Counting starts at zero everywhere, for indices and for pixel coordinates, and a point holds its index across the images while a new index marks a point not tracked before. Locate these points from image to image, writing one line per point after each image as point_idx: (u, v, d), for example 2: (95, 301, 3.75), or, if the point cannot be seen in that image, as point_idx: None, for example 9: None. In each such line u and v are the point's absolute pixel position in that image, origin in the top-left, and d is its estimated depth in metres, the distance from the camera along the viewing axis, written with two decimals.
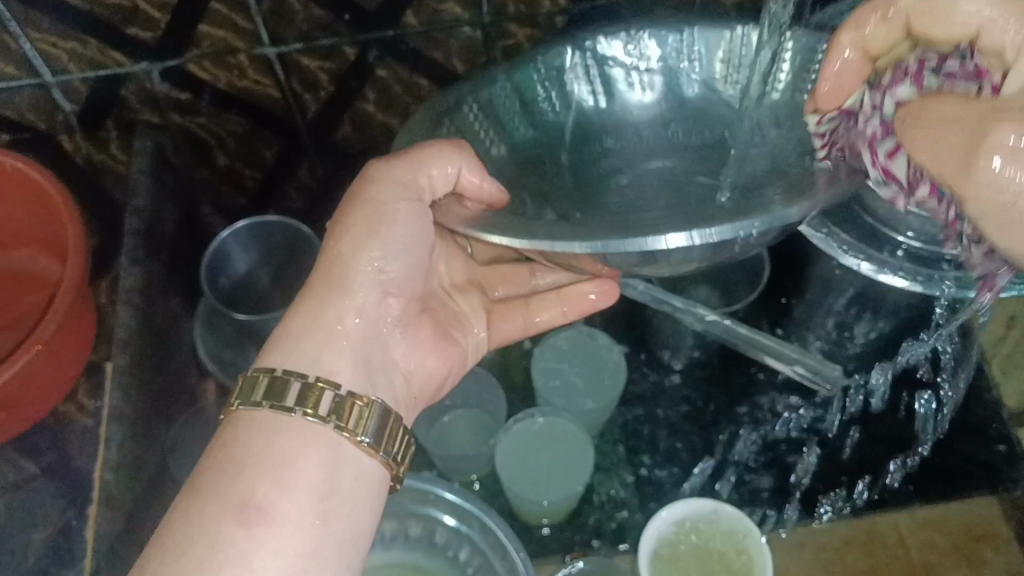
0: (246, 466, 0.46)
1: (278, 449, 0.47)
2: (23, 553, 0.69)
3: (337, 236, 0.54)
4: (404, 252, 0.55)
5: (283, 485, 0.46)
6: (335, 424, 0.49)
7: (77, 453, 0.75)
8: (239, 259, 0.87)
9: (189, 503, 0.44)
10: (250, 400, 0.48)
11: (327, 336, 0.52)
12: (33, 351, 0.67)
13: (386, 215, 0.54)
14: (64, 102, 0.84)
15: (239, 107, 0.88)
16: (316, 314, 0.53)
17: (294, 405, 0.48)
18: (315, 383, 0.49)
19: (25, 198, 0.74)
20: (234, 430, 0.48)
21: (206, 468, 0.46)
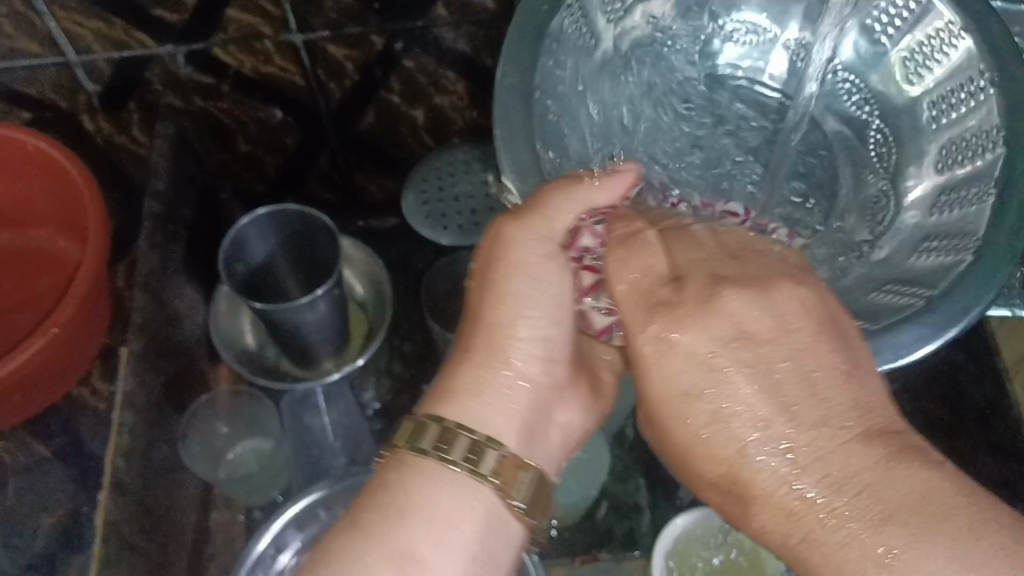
0: (409, 515, 0.43)
1: (446, 508, 0.44)
2: (32, 537, 0.69)
3: (490, 303, 0.48)
4: (551, 322, 0.49)
5: (444, 542, 0.43)
6: (495, 487, 0.45)
7: (90, 438, 0.74)
8: (257, 246, 0.85)
9: (343, 543, 0.42)
10: (417, 447, 0.44)
11: (495, 398, 0.47)
12: (49, 335, 0.66)
13: (519, 268, 0.48)
14: (86, 82, 0.83)
15: (262, 92, 0.87)
16: (484, 379, 0.47)
17: (460, 461, 0.44)
18: (484, 442, 0.45)
19: (47, 179, 0.74)
20: (400, 473, 0.44)
21: (373, 517, 0.43)
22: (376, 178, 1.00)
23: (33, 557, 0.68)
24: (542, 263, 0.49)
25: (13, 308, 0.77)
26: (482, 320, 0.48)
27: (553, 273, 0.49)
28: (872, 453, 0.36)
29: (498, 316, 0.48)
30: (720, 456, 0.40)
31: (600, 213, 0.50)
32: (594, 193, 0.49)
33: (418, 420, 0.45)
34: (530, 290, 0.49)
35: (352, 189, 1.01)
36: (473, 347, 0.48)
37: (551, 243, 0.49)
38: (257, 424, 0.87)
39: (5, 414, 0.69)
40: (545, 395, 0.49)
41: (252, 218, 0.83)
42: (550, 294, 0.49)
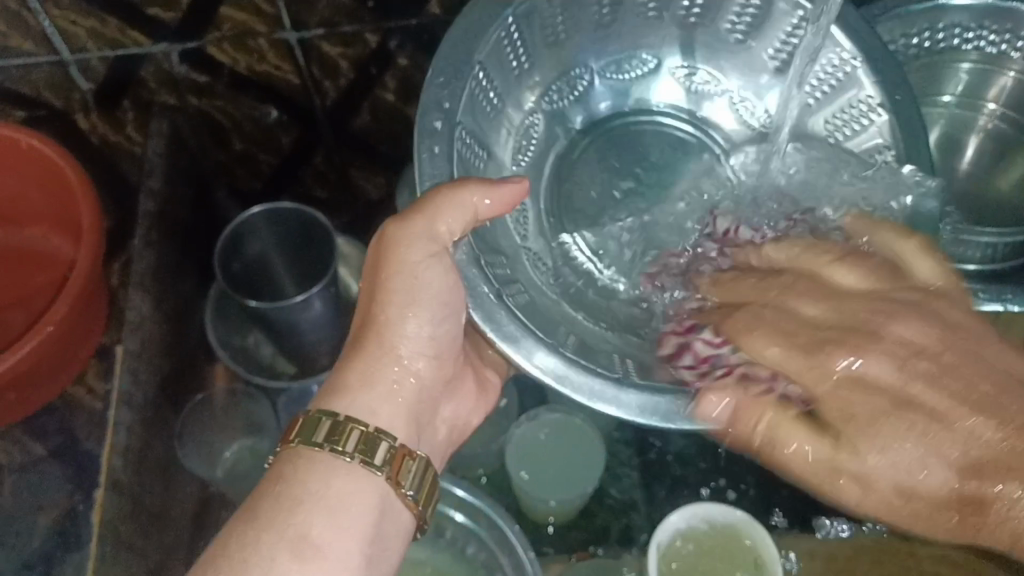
0: (300, 500, 0.46)
1: (333, 490, 0.47)
2: (28, 535, 0.69)
3: (381, 300, 0.54)
4: (444, 310, 0.56)
5: (339, 524, 0.46)
6: (385, 473, 0.49)
7: (85, 437, 0.74)
8: (253, 244, 0.85)
9: (246, 528, 0.44)
10: (309, 439, 0.48)
11: (386, 393, 0.53)
12: (44, 333, 0.66)
13: (410, 271, 0.54)
14: (81, 81, 0.83)
15: (257, 91, 0.87)
16: (370, 372, 0.53)
17: (351, 451, 0.49)
18: (372, 432, 0.50)
19: (43, 178, 0.74)
20: (294, 467, 0.48)
21: (259, 505, 0.45)
22: (370, 176, 1.00)
23: (28, 556, 0.68)
24: (425, 261, 0.54)
25: (7, 307, 0.77)
26: (366, 319, 0.55)
27: (434, 271, 0.54)
28: (901, 402, 0.47)
29: (385, 313, 0.54)
30: (879, 479, 0.47)
31: (483, 215, 0.54)
32: (475, 195, 0.53)
33: (309, 419, 0.50)
34: (410, 285, 0.54)
35: (348, 187, 1.01)
36: (363, 338, 0.54)
37: (438, 243, 0.54)
38: (253, 420, 0.87)
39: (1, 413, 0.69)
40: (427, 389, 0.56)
41: (246, 216, 0.82)
42: (428, 295, 0.55)
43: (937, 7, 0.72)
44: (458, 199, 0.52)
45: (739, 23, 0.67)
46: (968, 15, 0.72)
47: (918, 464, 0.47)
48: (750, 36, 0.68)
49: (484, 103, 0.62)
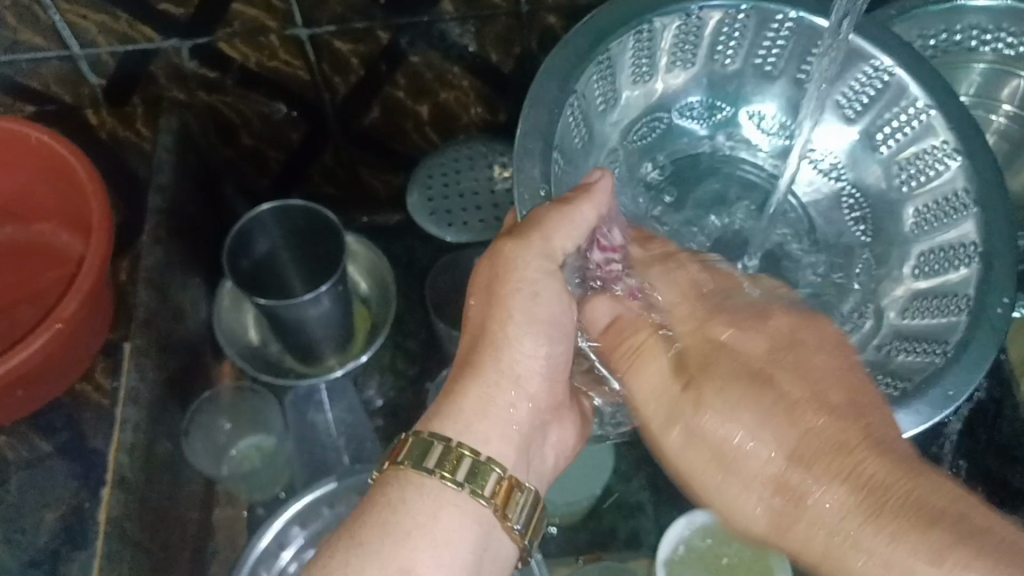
0: (413, 534, 0.44)
1: (443, 523, 0.45)
2: (35, 532, 0.68)
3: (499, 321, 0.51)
4: (564, 333, 0.53)
5: (437, 557, 0.44)
6: (491, 504, 0.47)
7: (91, 433, 0.72)
8: (262, 241, 0.85)
9: (348, 560, 0.43)
10: (418, 464, 0.46)
11: (499, 422, 0.49)
12: (53, 330, 0.66)
13: (523, 289, 0.51)
14: (90, 75, 0.82)
15: (266, 87, 0.87)
16: (486, 402, 0.49)
17: (463, 481, 0.46)
18: (486, 462, 0.48)
19: (52, 172, 0.73)
20: (401, 492, 0.46)
21: (356, 523, 0.45)
22: (380, 174, 0.99)
23: (34, 553, 0.67)
24: (541, 277, 0.51)
25: (16, 302, 0.77)
26: (482, 334, 0.51)
27: (554, 291, 0.52)
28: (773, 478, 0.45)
29: (506, 334, 0.51)
30: (730, 453, 0.46)
31: (591, 225, 0.53)
32: (582, 212, 0.52)
33: (410, 440, 0.48)
34: (533, 306, 0.51)
35: (357, 184, 1.01)
36: (477, 360, 0.50)
37: (552, 262, 0.51)
38: (261, 419, 0.86)
39: (9, 409, 0.69)
40: (542, 413, 0.52)
41: (256, 213, 0.82)
42: (548, 316, 0.51)
43: (955, 8, 0.71)
44: (573, 214, 0.51)
45: (771, 56, 0.67)
46: (986, 17, 0.71)
47: (750, 431, 0.46)
48: (779, 68, 0.68)
49: (579, 140, 0.63)
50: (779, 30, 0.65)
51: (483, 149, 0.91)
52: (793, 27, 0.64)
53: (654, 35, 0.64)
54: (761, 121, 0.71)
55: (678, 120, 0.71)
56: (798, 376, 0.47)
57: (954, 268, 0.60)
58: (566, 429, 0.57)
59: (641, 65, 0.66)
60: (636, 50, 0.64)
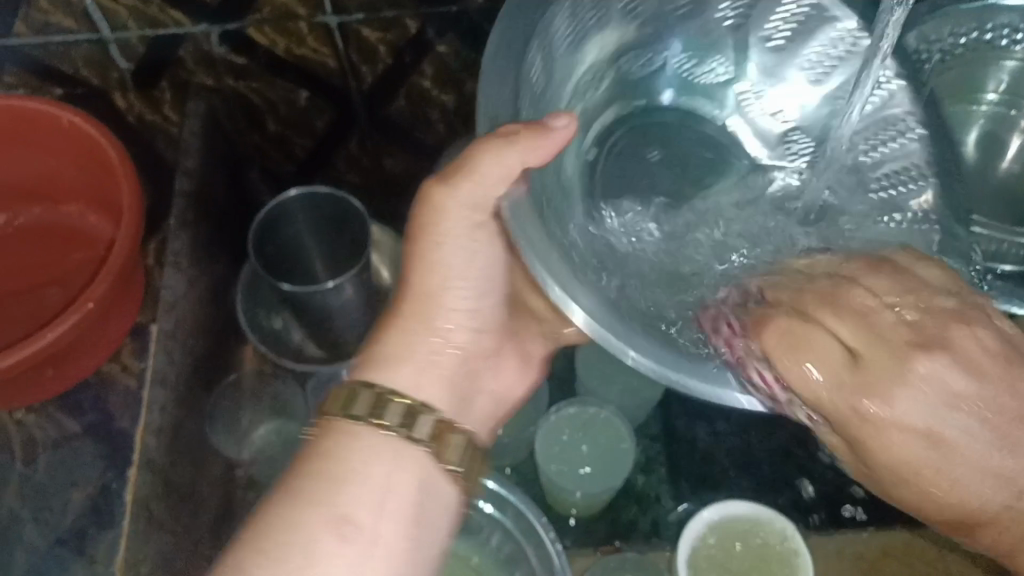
0: (346, 481, 0.44)
1: (376, 467, 0.45)
2: (62, 511, 0.68)
3: (420, 272, 0.53)
4: (484, 282, 0.56)
5: (361, 499, 0.44)
6: (421, 443, 0.47)
7: (119, 414, 0.73)
8: (287, 227, 0.85)
9: (287, 507, 0.43)
10: (347, 412, 0.46)
11: (427, 362, 0.51)
12: (84, 310, 0.66)
13: (442, 243, 0.53)
14: (119, 59, 0.83)
15: (293, 73, 0.87)
16: (407, 344, 0.51)
17: (388, 423, 0.47)
18: (411, 403, 0.48)
19: (83, 154, 0.74)
20: (339, 440, 0.46)
21: (309, 470, 0.45)
22: (403, 163, 0.99)
23: (61, 532, 0.67)
24: (470, 231, 0.53)
25: (45, 282, 0.77)
26: (424, 296, 0.53)
27: (484, 240, 0.54)
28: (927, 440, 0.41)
29: (428, 285, 0.53)
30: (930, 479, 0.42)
31: (526, 169, 0.49)
32: (514, 158, 0.48)
33: (345, 390, 0.48)
34: (443, 263, 0.53)
35: (381, 173, 1.01)
36: (409, 309, 0.52)
37: (480, 212, 0.52)
38: (284, 405, 0.86)
39: (37, 389, 0.69)
40: (468, 358, 0.55)
41: (283, 199, 0.82)
42: (469, 268, 0.54)
43: (988, 6, 0.71)
44: (506, 158, 0.48)
45: (778, 32, 0.64)
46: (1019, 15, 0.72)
47: (988, 452, 0.41)
48: (787, 45, 0.65)
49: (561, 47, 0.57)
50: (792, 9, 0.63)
51: None
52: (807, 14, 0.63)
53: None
54: (759, 86, 0.67)
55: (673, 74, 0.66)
56: (899, 332, 0.43)
57: (923, 228, 0.61)
58: (499, 372, 0.60)
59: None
60: None
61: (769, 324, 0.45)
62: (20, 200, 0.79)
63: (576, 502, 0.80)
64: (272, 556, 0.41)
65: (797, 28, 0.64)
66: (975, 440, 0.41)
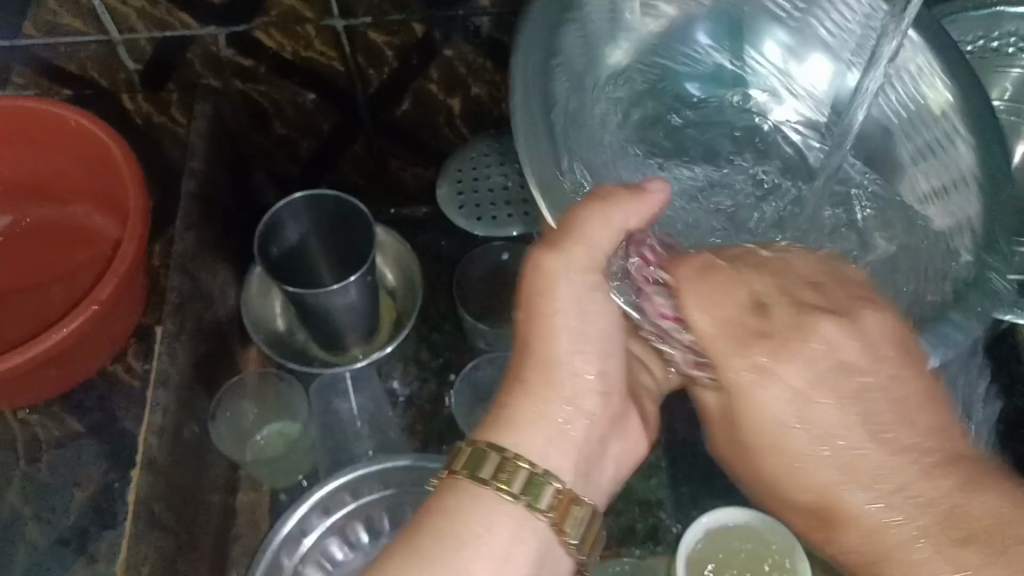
0: (466, 544, 0.43)
1: (496, 535, 0.44)
2: (64, 510, 0.68)
3: (536, 335, 0.50)
4: (600, 354, 0.51)
5: (487, 560, 0.43)
6: (528, 503, 0.45)
7: (122, 414, 0.73)
8: (292, 230, 0.86)
9: (405, 572, 0.42)
10: (476, 475, 0.45)
11: (555, 432, 0.48)
12: (90, 312, 0.67)
13: (546, 298, 0.50)
14: (128, 60, 0.83)
15: (301, 76, 0.87)
16: (541, 410, 0.48)
17: (519, 493, 0.45)
18: (514, 458, 0.46)
19: (89, 154, 0.74)
20: (458, 500, 0.44)
21: (411, 529, 0.44)
22: (409, 166, 1.00)
23: (64, 531, 0.67)
24: (592, 297, 0.50)
25: (52, 282, 0.77)
26: (529, 353, 0.50)
27: (596, 305, 0.50)
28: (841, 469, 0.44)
29: (546, 350, 0.49)
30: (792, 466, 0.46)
31: (630, 229, 0.50)
32: (623, 216, 0.49)
33: (461, 447, 0.46)
34: (550, 319, 0.50)
35: (387, 176, 1.01)
36: (526, 375, 0.49)
37: (598, 269, 0.50)
38: (286, 405, 0.87)
39: (42, 388, 0.69)
40: (602, 427, 0.51)
41: (289, 201, 0.83)
42: (597, 329, 0.50)
43: (994, 14, 0.71)
44: (608, 217, 0.49)
45: (762, 9, 0.69)
46: None
47: (868, 422, 0.44)
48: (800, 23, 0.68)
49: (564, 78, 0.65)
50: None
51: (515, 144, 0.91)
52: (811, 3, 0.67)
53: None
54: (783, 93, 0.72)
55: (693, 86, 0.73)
56: (810, 288, 0.48)
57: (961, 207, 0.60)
58: (628, 438, 0.54)
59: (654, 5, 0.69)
60: None
61: (682, 263, 0.50)
62: (27, 200, 0.80)
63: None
64: None
65: (812, 8, 0.67)
66: (844, 438, 0.44)
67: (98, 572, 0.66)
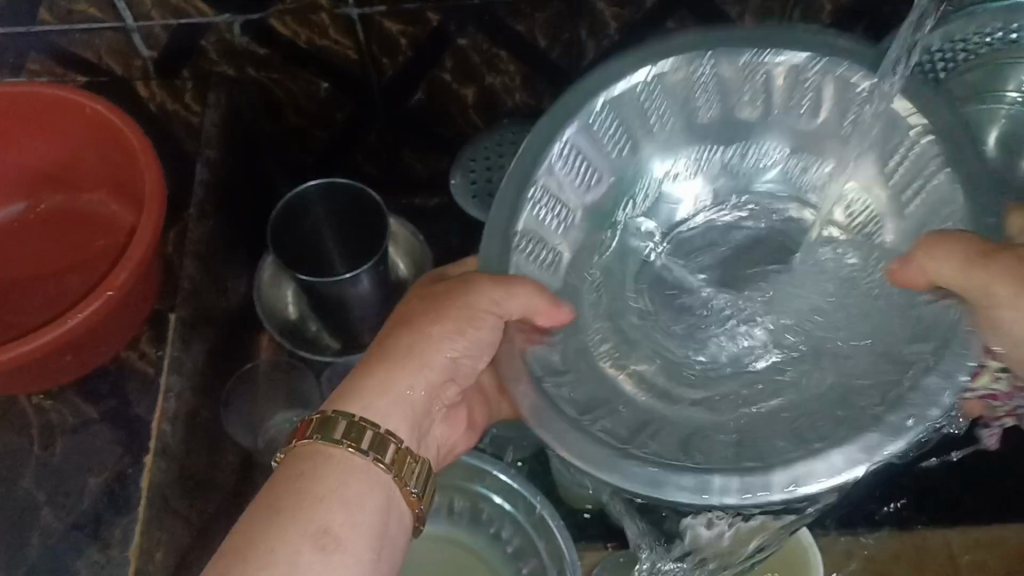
0: (325, 496, 0.45)
1: (349, 487, 0.46)
2: (78, 496, 0.68)
3: (411, 327, 0.53)
4: (483, 348, 0.55)
5: (347, 510, 0.45)
6: (376, 459, 0.48)
7: (136, 400, 0.73)
8: (305, 219, 0.86)
9: (266, 524, 0.43)
10: (325, 435, 0.47)
11: (395, 404, 0.51)
12: (105, 297, 0.67)
13: (471, 318, 0.53)
14: (142, 48, 0.83)
15: (315, 65, 0.87)
16: (386, 382, 0.51)
17: (368, 449, 0.48)
18: (360, 420, 0.48)
19: (105, 142, 0.74)
20: (310, 463, 0.47)
21: (262, 490, 0.46)
22: (422, 156, 1.00)
23: (77, 517, 0.67)
24: (485, 317, 0.53)
25: (67, 270, 0.77)
26: (409, 341, 0.52)
27: (488, 326, 0.54)
28: None
29: (426, 348, 0.52)
30: None
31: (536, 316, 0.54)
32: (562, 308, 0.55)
33: (307, 418, 0.49)
34: (464, 327, 0.53)
35: (399, 167, 1.01)
36: (391, 345, 0.52)
37: (506, 313, 0.54)
38: (298, 393, 0.86)
39: (56, 374, 0.70)
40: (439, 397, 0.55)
41: (302, 190, 0.83)
42: (479, 335, 0.54)
43: (1013, 7, 0.70)
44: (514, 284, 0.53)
45: (756, 108, 0.61)
46: None
47: None
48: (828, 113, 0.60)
49: (614, 156, 0.61)
50: (808, 94, 0.59)
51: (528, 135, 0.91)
52: (819, 90, 0.59)
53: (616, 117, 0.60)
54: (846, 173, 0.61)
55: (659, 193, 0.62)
56: None
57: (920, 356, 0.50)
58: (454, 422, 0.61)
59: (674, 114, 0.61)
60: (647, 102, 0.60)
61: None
62: (39, 187, 0.79)
63: (587, 498, 0.80)
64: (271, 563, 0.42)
65: (815, 103, 0.60)
66: None
67: (113, 558, 0.66)
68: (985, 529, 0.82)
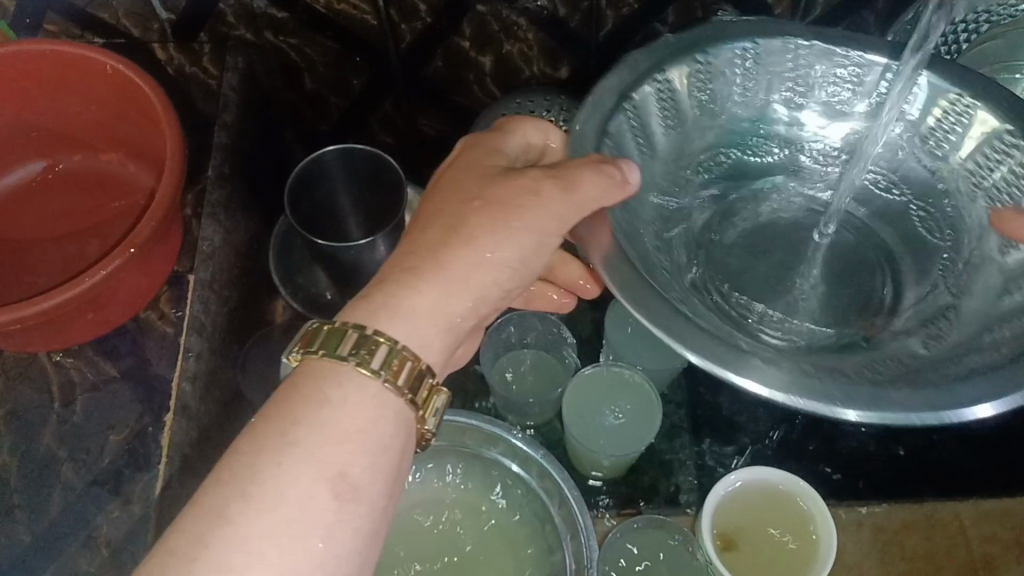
0: (352, 436, 0.43)
1: (367, 422, 0.44)
2: (99, 452, 0.69)
3: (451, 245, 0.48)
4: (517, 255, 0.50)
5: (363, 454, 0.43)
6: (404, 394, 0.45)
7: (156, 360, 0.73)
8: (324, 184, 0.86)
9: (286, 457, 0.41)
10: (336, 352, 0.44)
11: (443, 326, 0.48)
12: (126, 255, 0.66)
13: (517, 210, 0.50)
14: (160, 10, 0.84)
15: (334, 31, 0.87)
16: (433, 302, 0.47)
17: (403, 385, 0.45)
18: (400, 350, 0.45)
19: (123, 100, 0.74)
20: (339, 391, 0.44)
21: (282, 409, 0.43)
22: (438, 126, 1.00)
23: (98, 474, 0.68)
24: (549, 209, 0.50)
25: (86, 230, 0.78)
26: (436, 254, 0.48)
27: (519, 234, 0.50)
28: None
29: (459, 253, 0.48)
30: None
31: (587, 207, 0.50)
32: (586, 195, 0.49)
33: (339, 329, 0.45)
34: (498, 233, 0.49)
35: (414, 136, 1.02)
36: (442, 257, 0.48)
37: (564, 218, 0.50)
38: None
39: (77, 333, 0.70)
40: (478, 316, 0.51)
41: (320, 154, 0.83)
42: (518, 221, 0.50)
43: None
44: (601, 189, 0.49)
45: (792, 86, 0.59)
46: None
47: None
48: (857, 97, 0.59)
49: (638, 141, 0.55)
50: (875, 74, 0.57)
51: (545, 98, 0.90)
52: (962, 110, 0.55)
53: (675, 83, 0.56)
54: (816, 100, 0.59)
55: (721, 168, 0.61)
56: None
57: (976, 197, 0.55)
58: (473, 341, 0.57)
59: (700, 90, 0.58)
60: (659, 108, 0.56)
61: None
62: (58, 147, 0.80)
63: (591, 458, 0.79)
64: (280, 508, 0.40)
65: (914, 102, 0.56)
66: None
67: (134, 513, 0.67)
68: (991, 500, 0.83)
